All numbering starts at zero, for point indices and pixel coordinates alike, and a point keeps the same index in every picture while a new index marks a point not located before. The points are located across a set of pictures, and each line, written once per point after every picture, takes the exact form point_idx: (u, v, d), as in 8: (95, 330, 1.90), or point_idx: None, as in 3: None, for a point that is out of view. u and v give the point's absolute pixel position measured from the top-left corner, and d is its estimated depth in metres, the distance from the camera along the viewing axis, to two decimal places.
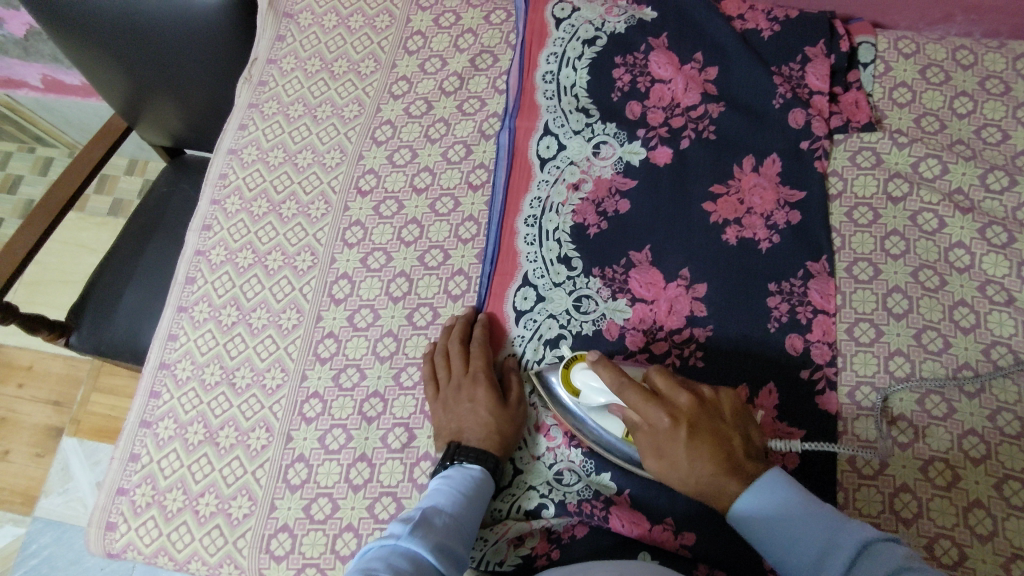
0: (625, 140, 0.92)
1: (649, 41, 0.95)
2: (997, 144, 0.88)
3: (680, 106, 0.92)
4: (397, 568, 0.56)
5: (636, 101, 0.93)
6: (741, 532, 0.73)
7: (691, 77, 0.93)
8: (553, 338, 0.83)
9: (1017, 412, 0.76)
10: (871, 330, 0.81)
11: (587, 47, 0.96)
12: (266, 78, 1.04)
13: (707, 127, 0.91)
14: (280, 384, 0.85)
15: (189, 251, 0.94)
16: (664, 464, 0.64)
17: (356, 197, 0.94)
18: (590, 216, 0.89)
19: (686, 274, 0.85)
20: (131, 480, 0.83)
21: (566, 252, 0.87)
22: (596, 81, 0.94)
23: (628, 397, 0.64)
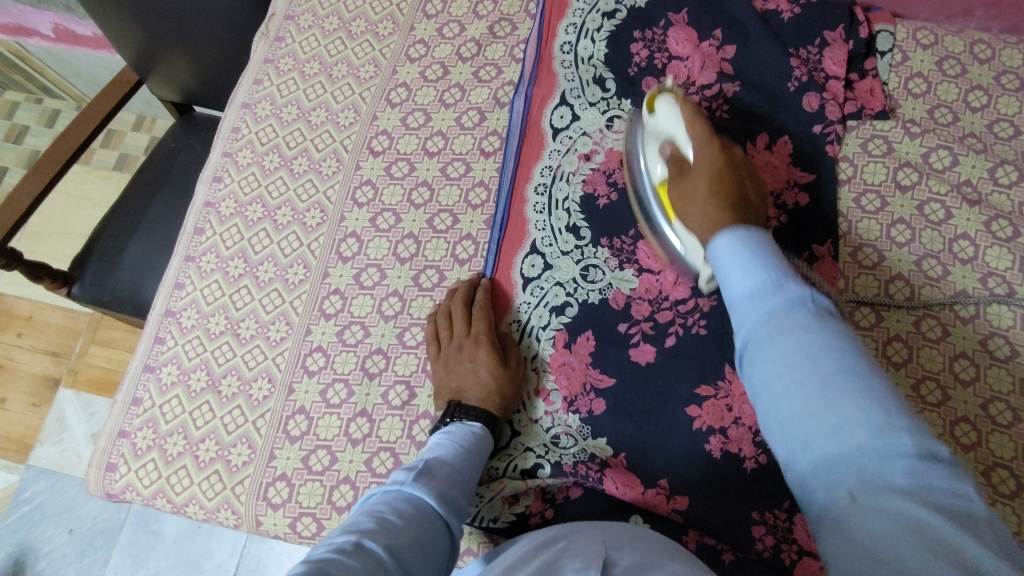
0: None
1: (668, 18, 0.95)
2: (1008, 139, 0.88)
3: (695, 84, 0.92)
4: (401, 513, 0.58)
5: (652, 76, 0.93)
6: (733, 499, 0.74)
7: (708, 55, 0.93)
8: (559, 306, 0.85)
9: (1009, 402, 0.78)
10: (872, 314, 0.83)
11: (606, 20, 0.95)
12: (283, 34, 1.03)
13: (721, 106, 0.91)
14: (284, 337, 0.86)
15: (199, 202, 0.95)
16: (691, 181, 0.73)
17: (369, 157, 0.94)
18: (601, 186, 0.89)
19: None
20: (132, 424, 0.84)
21: (574, 222, 0.88)
22: (613, 53, 0.94)
23: (694, 132, 0.74)
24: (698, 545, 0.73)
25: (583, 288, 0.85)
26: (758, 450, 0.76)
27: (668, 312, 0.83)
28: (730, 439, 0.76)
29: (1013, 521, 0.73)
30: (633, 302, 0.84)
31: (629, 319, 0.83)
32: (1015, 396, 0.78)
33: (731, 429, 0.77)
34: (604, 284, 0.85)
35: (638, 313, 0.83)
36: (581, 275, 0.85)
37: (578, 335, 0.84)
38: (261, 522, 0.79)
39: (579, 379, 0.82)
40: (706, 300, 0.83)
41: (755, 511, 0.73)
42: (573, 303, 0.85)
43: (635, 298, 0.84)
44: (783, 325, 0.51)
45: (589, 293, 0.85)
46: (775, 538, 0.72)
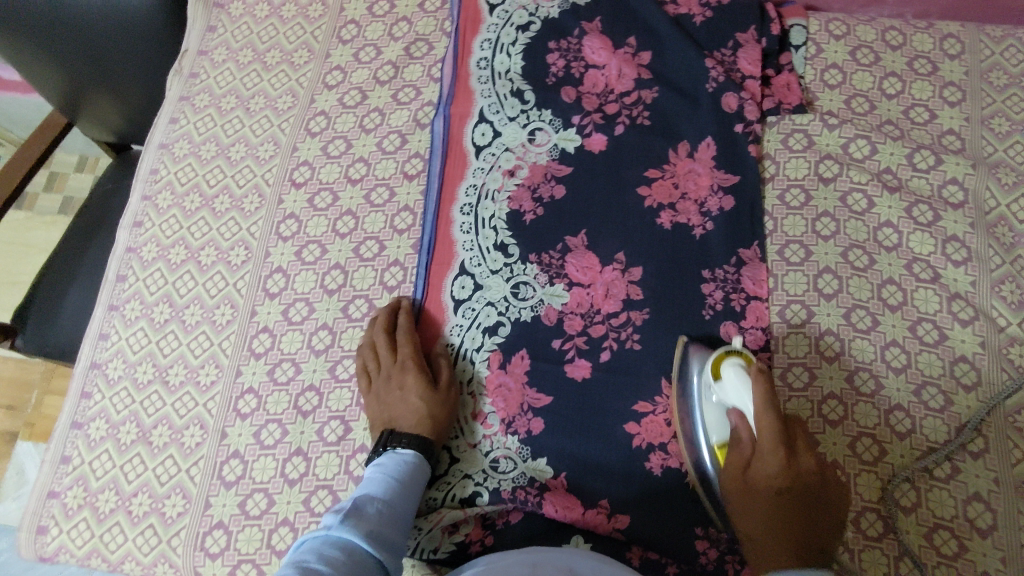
0: (560, 126, 0.91)
1: (582, 27, 0.95)
2: (924, 124, 0.89)
3: (614, 92, 0.92)
4: (329, 557, 0.57)
5: (570, 86, 0.93)
6: (673, 511, 0.75)
7: (623, 61, 0.93)
8: (491, 326, 0.84)
9: (941, 386, 0.78)
10: (803, 311, 0.82)
11: (520, 33, 0.95)
12: (197, 70, 1.01)
13: (641, 112, 0.91)
14: (214, 381, 0.84)
15: (120, 248, 0.92)
16: (750, 495, 0.68)
17: (290, 189, 0.92)
18: (526, 202, 0.88)
19: (622, 259, 0.85)
20: (63, 483, 0.82)
21: (502, 240, 0.87)
22: (530, 66, 0.94)
23: (762, 421, 0.67)
24: (643, 560, 0.74)
25: (515, 306, 0.84)
26: None
27: (601, 326, 0.83)
28: (670, 454, 0.77)
29: (951, 505, 0.74)
30: (566, 317, 0.84)
31: (561, 335, 0.83)
32: (947, 380, 0.78)
33: (671, 444, 0.77)
34: (535, 301, 0.84)
35: (571, 329, 0.83)
36: (511, 293, 0.85)
37: (512, 356, 0.83)
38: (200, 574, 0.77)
39: (516, 401, 0.81)
40: (638, 313, 0.83)
41: (698, 527, 0.75)
42: (505, 323, 0.84)
43: (567, 313, 0.83)
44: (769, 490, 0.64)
45: (520, 311, 0.84)
46: (719, 551, 0.74)
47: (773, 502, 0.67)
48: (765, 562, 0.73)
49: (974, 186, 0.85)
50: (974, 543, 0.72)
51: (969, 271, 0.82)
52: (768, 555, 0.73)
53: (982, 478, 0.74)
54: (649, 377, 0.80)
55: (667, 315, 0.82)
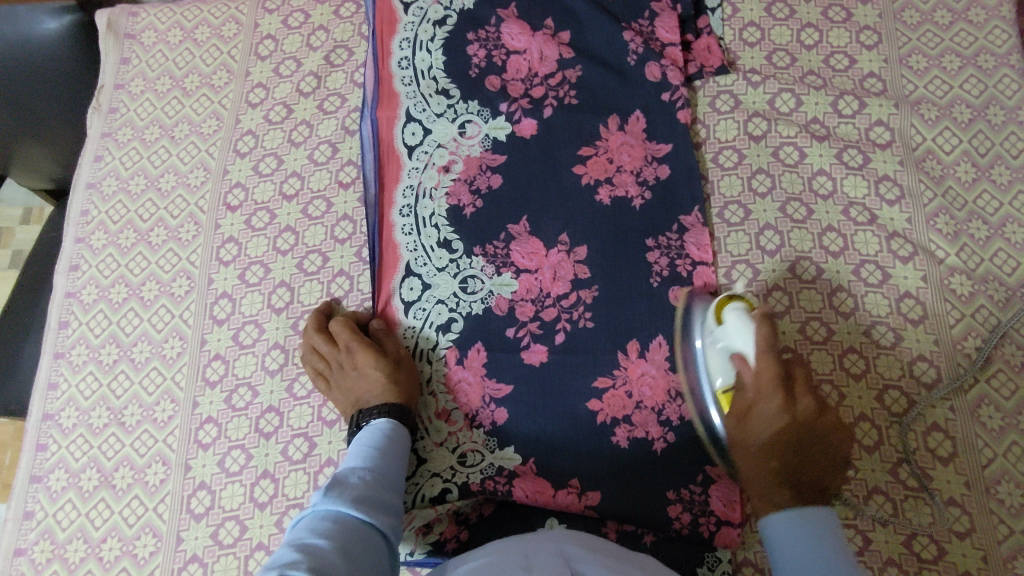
0: (489, 116, 0.90)
1: (498, 15, 0.94)
2: (845, 70, 0.90)
3: (538, 75, 0.92)
4: (325, 536, 0.57)
5: (494, 75, 0.92)
6: (644, 480, 0.76)
7: (543, 43, 0.92)
8: (444, 324, 0.83)
9: (889, 323, 0.79)
10: (749, 270, 0.83)
11: (438, 28, 0.94)
12: (116, 104, 0.99)
13: (567, 92, 0.91)
14: (171, 416, 0.83)
15: (59, 294, 0.90)
16: (751, 426, 0.67)
17: (226, 214, 0.91)
18: (464, 195, 0.88)
19: (566, 240, 0.85)
20: (28, 538, 0.80)
21: (445, 236, 0.86)
22: (451, 60, 0.93)
23: (764, 375, 0.67)
24: (619, 533, 0.75)
25: (465, 301, 0.84)
26: (664, 429, 0.77)
27: (552, 309, 0.83)
28: (635, 426, 0.78)
29: (912, 439, 0.75)
30: (517, 305, 0.83)
31: (515, 323, 0.83)
32: (894, 317, 0.79)
33: (634, 415, 0.78)
34: (484, 293, 0.84)
35: (523, 315, 0.83)
36: (460, 288, 0.84)
37: (468, 350, 0.82)
38: None
39: (477, 394, 0.81)
40: (587, 291, 0.83)
41: (670, 491, 0.75)
42: (457, 319, 0.84)
43: (517, 300, 0.83)
44: (803, 530, 0.60)
45: (471, 305, 0.84)
46: (692, 514, 0.74)
47: (772, 472, 0.65)
48: (740, 520, 0.73)
49: (899, 125, 0.86)
50: (937, 471, 0.74)
51: (904, 209, 0.83)
52: (742, 514, 0.73)
53: (937, 408, 0.76)
54: (606, 354, 0.80)
55: (616, 290, 0.82)
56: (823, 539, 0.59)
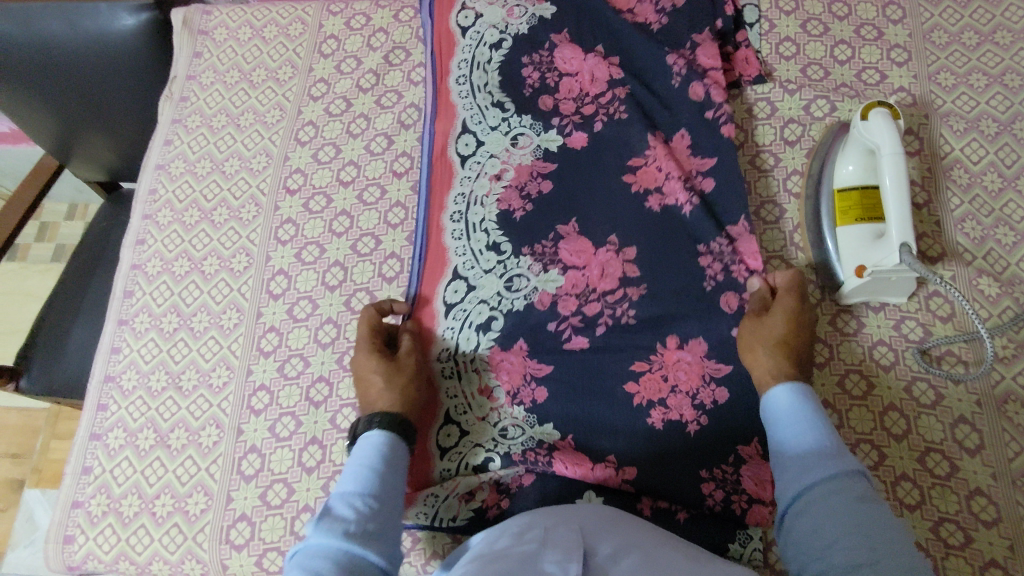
0: (541, 129, 0.94)
1: (552, 39, 0.98)
2: (876, 84, 0.94)
3: (590, 94, 0.95)
4: None
5: (547, 95, 0.96)
6: (679, 461, 0.79)
7: (596, 66, 0.96)
8: (484, 323, 0.86)
9: (918, 318, 0.82)
10: (781, 265, 0.87)
11: (494, 51, 0.98)
12: (186, 94, 1.06)
13: (617, 109, 0.94)
14: (226, 382, 0.87)
15: (125, 266, 0.96)
16: None
17: (286, 196, 0.96)
18: (515, 202, 0.90)
19: (612, 236, 0.88)
20: (85, 492, 0.84)
21: (494, 241, 0.89)
22: (506, 79, 0.97)
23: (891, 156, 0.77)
24: (653, 509, 0.78)
25: (508, 298, 0.86)
26: (698, 412, 0.80)
27: (596, 303, 0.85)
28: (670, 408, 0.80)
29: (940, 429, 0.78)
30: (560, 299, 0.86)
31: (557, 318, 0.85)
32: (922, 312, 0.83)
33: (670, 398, 0.81)
34: (528, 290, 0.86)
35: (566, 310, 0.85)
36: (504, 287, 0.86)
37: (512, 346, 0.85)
38: (227, 566, 0.79)
39: (518, 373, 0.84)
40: (634, 289, 0.85)
41: (703, 469, 0.78)
42: (498, 317, 0.86)
43: (561, 295, 0.85)
44: (802, 403, 0.68)
45: (513, 302, 0.86)
46: (725, 491, 0.77)
47: None
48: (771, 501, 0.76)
49: (928, 136, 0.91)
50: (964, 462, 0.76)
51: (933, 213, 0.87)
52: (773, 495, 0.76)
53: (964, 402, 0.78)
54: (644, 339, 0.84)
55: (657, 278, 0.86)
56: (813, 413, 0.67)
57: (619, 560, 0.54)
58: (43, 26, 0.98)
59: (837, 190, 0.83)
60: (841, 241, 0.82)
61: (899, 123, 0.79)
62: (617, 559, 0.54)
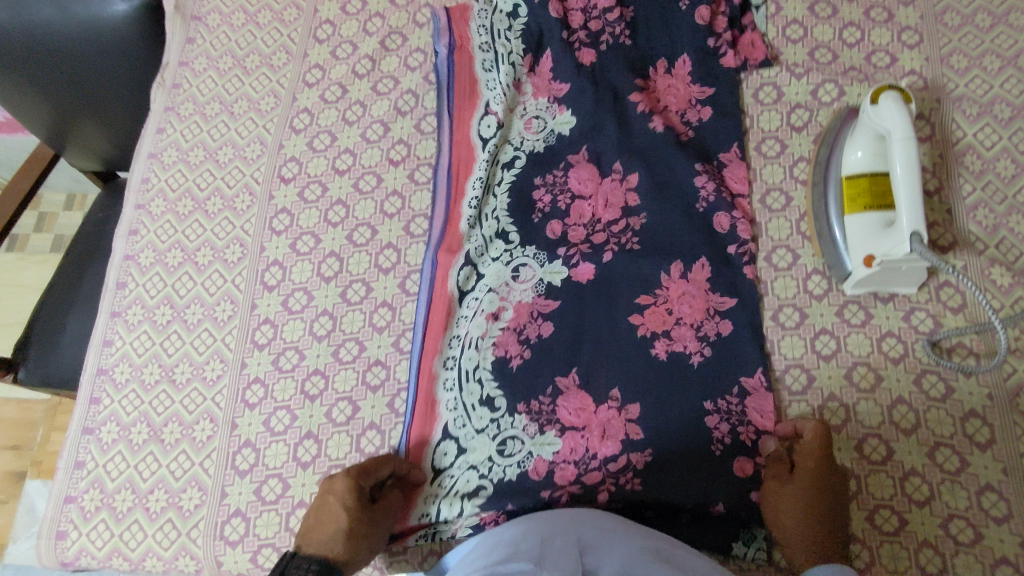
0: (545, 259, 0.84)
1: (568, 159, 0.89)
2: (887, 68, 0.91)
3: (601, 222, 0.86)
4: None
5: (556, 220, 0.86)
6: (686, 472, 0.74)
7: (612, 191, 0.87)
8: (472, 491, 0.76)
9: (929, 309, 0.80)
10: (788, 255, 0.85)
11: (506, 171, 0.90)
12: (179, 80, 1.03)
13: (630, 239, 0.84)
14: (220, 376, 0.85)
15: (117, 257, 0.94)
16: None
17: (280, 185, 0.94)
18: (513, 346, 0.81)
19: (619, 170, 0.87)
20: (78, 487, 0.83)
21: (489, 393, 0.79)
22: (515, 207, 0.87)
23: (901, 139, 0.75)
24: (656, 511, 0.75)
25: (500, 465, 0.76)
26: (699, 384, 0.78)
27: (597, 471, 0.75)
28: (674, 340, 0.79)
29: (949, 423, 0.76)
30: (557, 468, 0.76)
31: (553, 486, 0.75)
32: (933, 303, 0.80)
33: (674, 330, 0.79)
34: (523, 455, 0.76)
35: (563, 478, 0.75)
36: (497, 451, 0.77)
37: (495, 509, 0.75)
38: (221, 562, 0.78)
39: (512, 344, 0.81)
40: (636, 219, 0.85)
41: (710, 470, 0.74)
42: (488, 486, 0.76)
43: (558, 463, 0.76)
44: None
45: (505, 470, 0.76)
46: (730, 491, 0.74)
47: None
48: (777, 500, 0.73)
49: (939, 121, 0.88)
50: (974, 457, 0.74)
51: (944, 200, 0.84)
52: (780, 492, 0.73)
53: (975, 395, 0.76)
54: None
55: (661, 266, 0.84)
56: None
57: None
58: (33, 12, 0.95)
59: (846, 175, 0.81)
60: (849, 228, 0.79)
61: (911, 107, 0.77)
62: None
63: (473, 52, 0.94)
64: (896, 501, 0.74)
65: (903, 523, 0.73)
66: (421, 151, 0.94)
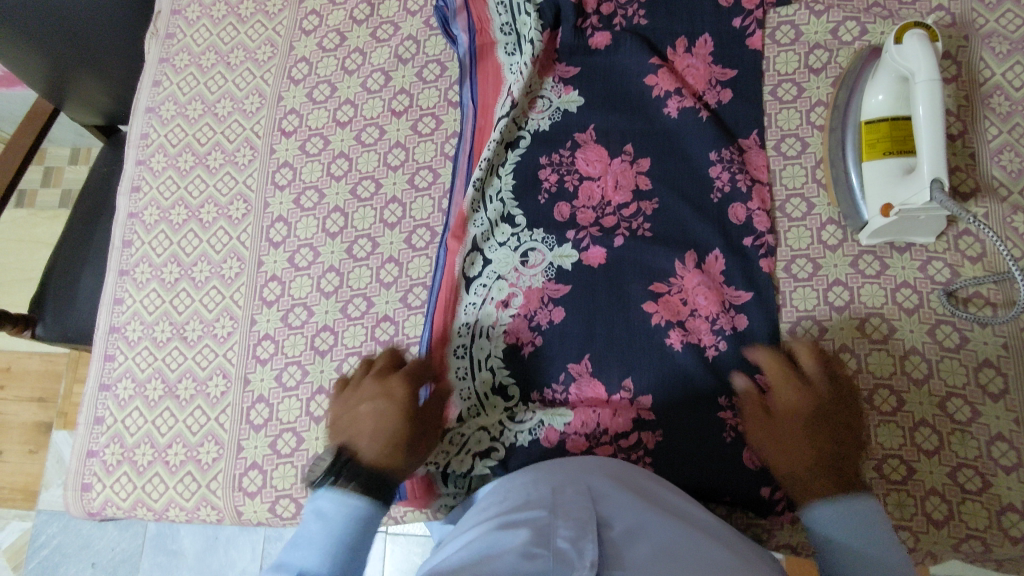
0: (554, 243, 0.81)
1: (575, 138, 0.85)
2: (912, 3, 0.86)
3: (611, 204, 0.82)
4: None
5: (565, 201, 0.83)
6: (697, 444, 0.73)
7: (620, 172, 0.83)
8: (482, 453, 0.76)
9: (946, 259, 0.78)
10: (802, 204, 0.83)
11: (509, 152, 0.86)
12: (173, 30, 1.00)
13: (641, 224, 0.81)
14: (230, 332, 0.86)
15: (121, 215, 0.93)
16: None
17: (281, 139, 0.92)
18: (524, 333, 0.79)
19: (629, 151, 0.84)
20: (99, 442, 0.85)
21: (501, 381, 0.79)
22: (520, 188, 0.84)
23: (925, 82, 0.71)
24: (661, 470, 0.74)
25: (511, 430, 0.76)
26: (716, 340, 0.77)
27: (608, 447, 0.74)
28: (689, 331, 0.77)
29: (962, 374, 0.75)
30: (568, 438, 0.75)
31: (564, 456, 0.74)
32: (951, 252, 0.78)
33: (689, 321, 0.77)
34: (533, 423, 0.76)
35: (574, 449, 0.75)
36: (508, 418, 0.77)
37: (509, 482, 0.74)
38: (241, 512, 0.80)
39: (523, 325, 0.79)
40: (648, 203, 0.82)
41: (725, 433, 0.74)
42: (499, 449, 0.76)
43: (569, 433, 0.75)
44: None
45: (516, 436, 0.76)
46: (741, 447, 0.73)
47: None
48: None
49: (966, 59, 0.83)
50: (986, 407, 0.73)
51: (967, 144, 0.81)
52: None
53: (990, 345, 0.75)
54: None
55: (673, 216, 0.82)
56: None
57: (632, 535, 0.48)
58: None
59: (865, 120, 0.78)
60: (868, 175, 0.76)
61: (937, 46, 0.73)
62: (634, 537, 0.48)
63: (491, 32, 0.89)
64: (905, 451, 0.74)
65: (912, 472, 0.73)
66: (424, 101, 0.91)
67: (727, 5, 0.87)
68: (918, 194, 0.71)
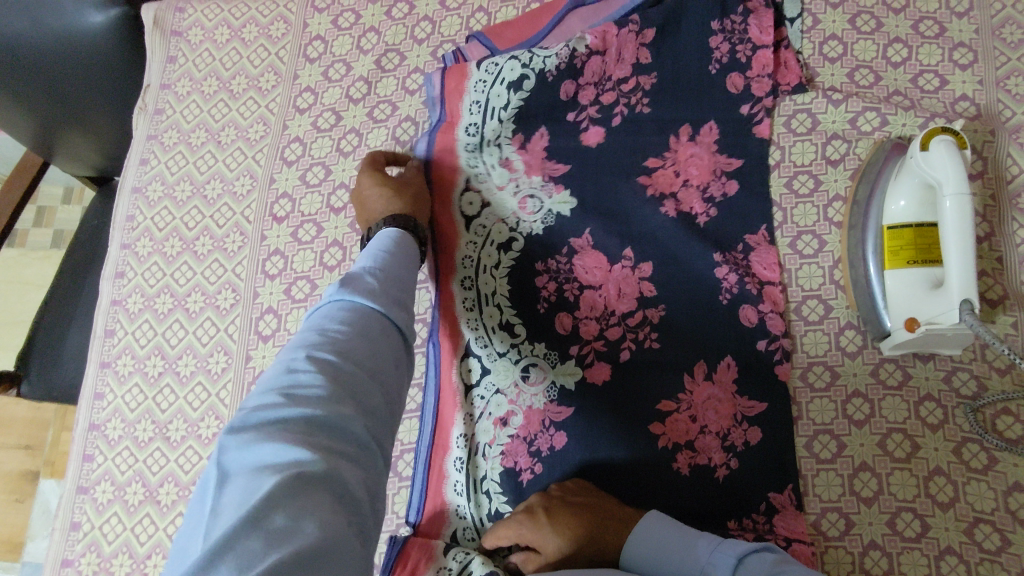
0: (557, 359, 0.79)
1: (574, 243, 0.82)
2: (934, 92, 0.82)
3: (615, 314, 0.79)
4: (346, 321, 0.49)
5: (566, 310, 0.80)
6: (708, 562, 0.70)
7: (623, 279, 0.80)
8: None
9: (973, 370, 0.74)
10: (820, 306, 0.78)
11: (503, 253, 0.83)
12: (161, 105, 0.98)
13: (648, 335, 0.78)
14: (216, 434, 0.81)
15: (104, 302, 0.90)
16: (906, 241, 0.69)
17: (272, 224, 0.88)
18: (522, 455, 0.78)
19: (631, 255, 0.81)
20: (74, 550, 0.81)
21: (496, 507, 0.77)
22: (518, 296, 0.81)
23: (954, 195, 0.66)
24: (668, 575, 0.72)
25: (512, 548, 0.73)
26: (728, 455, 0.74)
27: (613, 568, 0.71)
28: (698, 451, 0.74)
29: (990, 498, 0.70)
30: None
31: None
32: (978, 363, 0.74)
33: (698, 441, 0.75)
34: None
35: None
36: None
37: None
38: None
39: (519, 447, 0.78)
40: (654, 310, 0.79)
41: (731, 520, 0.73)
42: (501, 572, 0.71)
43: None
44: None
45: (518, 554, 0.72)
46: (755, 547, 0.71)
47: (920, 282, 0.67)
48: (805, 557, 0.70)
49: (992, 154, 0.79)
50: (1018, 534, 0.68)
51: (994, 246, 0.77)
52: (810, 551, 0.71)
53: (1020, 467, 0.70)
54: (669, 386, 0.77)
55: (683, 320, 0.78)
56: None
57: None
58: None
59: (887, 226, 0.73)
60: (890, 286, 0.72)
61: (965, 152, 0.69)
62: None
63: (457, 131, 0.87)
64: None
65: None
66: None
67: (736, 92, 0.83)
68: (946, 315, 0.67)
